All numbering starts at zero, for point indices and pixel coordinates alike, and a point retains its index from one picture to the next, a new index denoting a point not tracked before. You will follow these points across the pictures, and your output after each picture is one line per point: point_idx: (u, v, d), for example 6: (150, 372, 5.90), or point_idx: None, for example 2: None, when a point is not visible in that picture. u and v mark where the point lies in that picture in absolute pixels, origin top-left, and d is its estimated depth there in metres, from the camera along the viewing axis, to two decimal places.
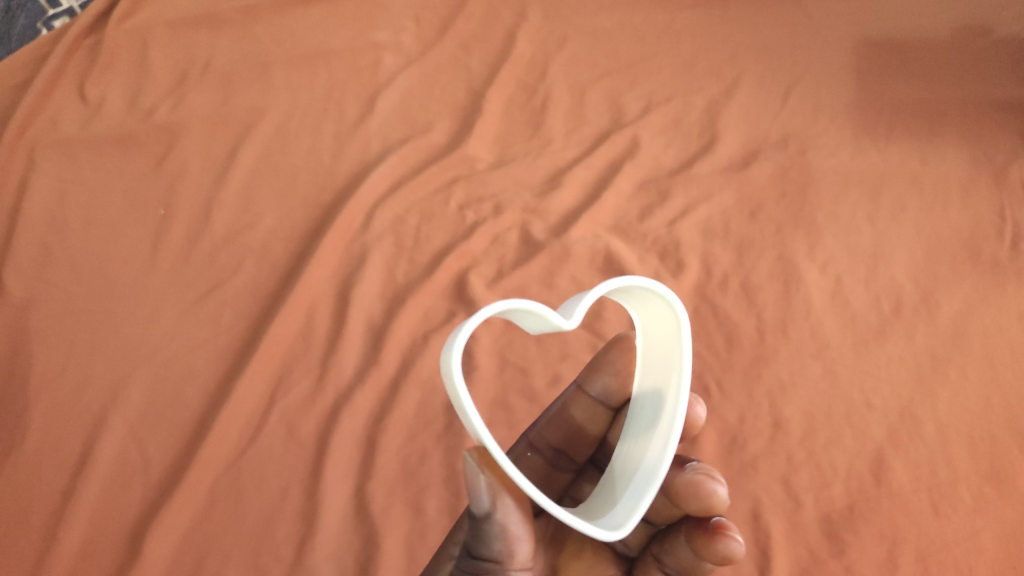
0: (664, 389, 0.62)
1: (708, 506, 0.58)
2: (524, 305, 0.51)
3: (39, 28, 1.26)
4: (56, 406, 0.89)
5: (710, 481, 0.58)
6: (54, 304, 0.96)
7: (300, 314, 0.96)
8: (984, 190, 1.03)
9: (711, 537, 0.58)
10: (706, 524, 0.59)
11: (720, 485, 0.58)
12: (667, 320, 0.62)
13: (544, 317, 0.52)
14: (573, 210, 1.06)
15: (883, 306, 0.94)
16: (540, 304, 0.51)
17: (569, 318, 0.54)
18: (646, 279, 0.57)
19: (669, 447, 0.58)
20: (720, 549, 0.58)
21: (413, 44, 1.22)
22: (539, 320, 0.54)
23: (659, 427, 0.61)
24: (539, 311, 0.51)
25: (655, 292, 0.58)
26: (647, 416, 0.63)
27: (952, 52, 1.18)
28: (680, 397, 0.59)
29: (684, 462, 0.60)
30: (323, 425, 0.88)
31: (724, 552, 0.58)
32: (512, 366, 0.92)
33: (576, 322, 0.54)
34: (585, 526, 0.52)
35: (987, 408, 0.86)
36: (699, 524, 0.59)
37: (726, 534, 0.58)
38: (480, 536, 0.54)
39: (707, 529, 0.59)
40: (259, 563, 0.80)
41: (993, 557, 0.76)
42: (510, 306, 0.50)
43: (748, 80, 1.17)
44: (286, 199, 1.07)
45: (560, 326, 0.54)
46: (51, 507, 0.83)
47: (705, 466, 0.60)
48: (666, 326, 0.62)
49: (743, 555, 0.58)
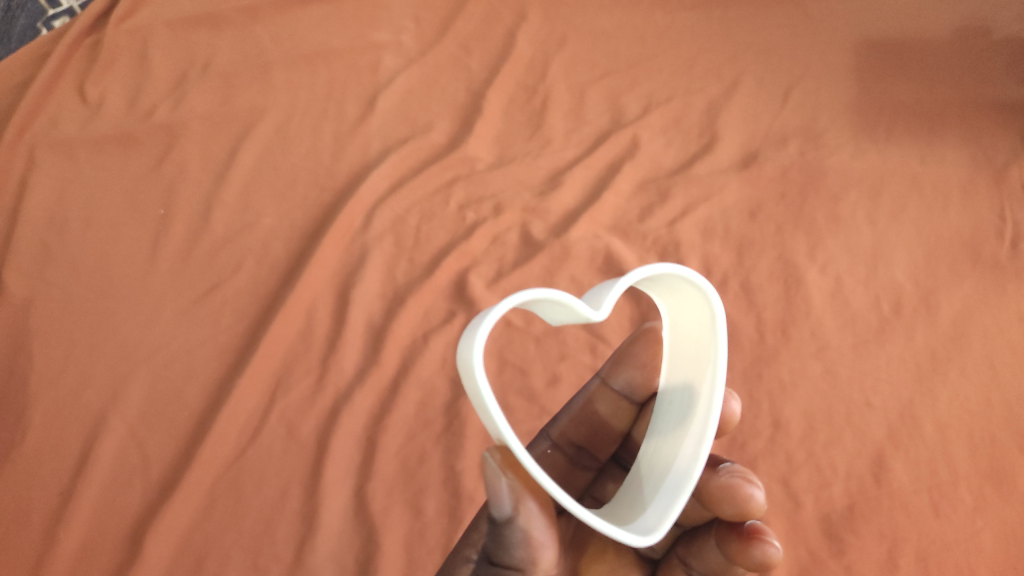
0: (698, 384, 0.60)
1: (744, 511, 0.58)
2: (549, 295, 0.50)
3: (38, 28, 1.26)
4: (56, 406, 0.89)
5: (747, 484, 0.58)
6: (54, 304, 0.96)
7: (301, 314, 0.96)
8: (984, 191, 1.03)
9: (747, 542, 0.57)
10: (740, 528, 0.59)
11: (757, 489, 0.58)
12: (700, 311, 0.60)
13: (571, 308, 0.51)
14: (572, 210, 1.06)
15: (883, 306, 0.94)
16: (565, 294, 0.50)
17: (598, 308, 0.52)
18: (680, 269, 0.55)
19: (703, 447, 0.57)
20: (757, 554, 0.57)
21: (413, 44, 1.22)
22: (566, 311, 0.53)
23: (693, 425, 0.59)
24: (566, 302, 0.50)
25: (689, 280, 0.57)
26: (678, 414, 0.62)
27: (952, 52, 1.18)
28: (716, 392, 0.58)
29: (717, 464, 0.60)
30: (323, 424, 0.88)
31: (761, 557, 0.57)
32: (511, 366, 0.91)
33: (605, 312, 0.52)
34: (615, 531, 0.51)
35: (987, 408, 0.85)
36: (734, 528, 0.59)
37: (762, 539, 0.57)
38: (501, 541, 0.54)
39: (742, 535, 0.58)
40: (259, 563, 0.80)
41: (993, 557, 0.76)
42: (534, 296, 0.49)
43: (749, 80, 1.17)
44: (286, 200, 1.07)
45: (588, 317, 0.52)
46: (51, 507, 0.83)
47: (739, 468, 0.59)
48: (700, 317, 0.60)
49: (779, 561, 0.57)
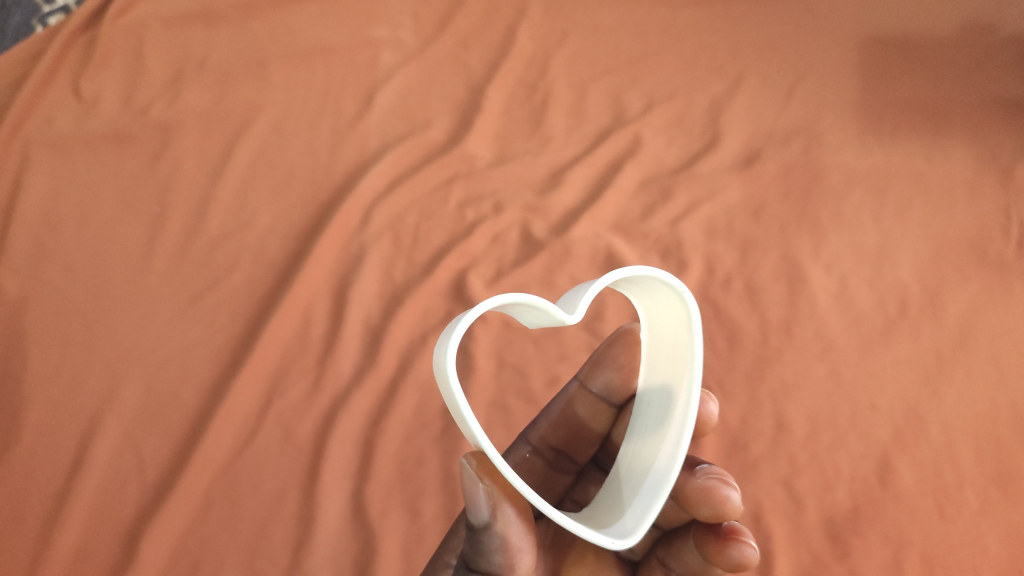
0: (676, 386, 0.59)
1: (721, 513, 0.56)
2: (523, 299, 0.50)
3: (33, 25, 1.24)
4: (50, 407, 0.88)
5: (723, 486, 0.57)
6: (48, 303, 0.95)
7: (298, 314, 0.95)
8: (990, 190, 1.02)
9: (723, 543, 0.56)
10: (718, 529, 0.58)
11: (733, 490, 0.57)
12: (677, 313, 0.59)
13: (545, 312, 0.51)
14: (573, 209, 1.04)
15: (888, 306, 0.93)
16: (539, 297, 0.50)
17: (573, 312, 0.52)
18: (656, 270, 0.55)
19: (680, 450, 0.56)
20: (734, 555, 0.56)
21: (412, 40, 1.21)
22: (541, 315, 0.53)
23: (669, 427, 0.58)
24: (540, 305, 0.50)
25: (665, 283, 0.55)
26: (656, 416, 0.61)
27: (956, 50, 1.17)
28: (692, 394, 0.57)
29: (694, 466, 0.59)
30: (320, 426, 0.87)
31: (738, 558, 0.56)
32: (510, 367, 0.90)
33: (579, 316, 0.52)
34: (590, 533, 0.51)
35: (993, 409, 0.84)
36: (710, 529, 0.58)
37: (739, 539, 0.56)
38: (478, 548, 0.53)
39: (719, 535, 0.57)
40: (255, 567, 0.79)
41: (1000, 561, 0.75)
42: (508, 300, 0.49)
43: (751, 78, 1.16)
44: (284, 198, 1.05)
45: (563, 320, 0.52)
46: (44, 510, 0.82)
47: (717, 470, 0.58)
48: (677, 318, 0.59)
49: (756, 562, 0.56)
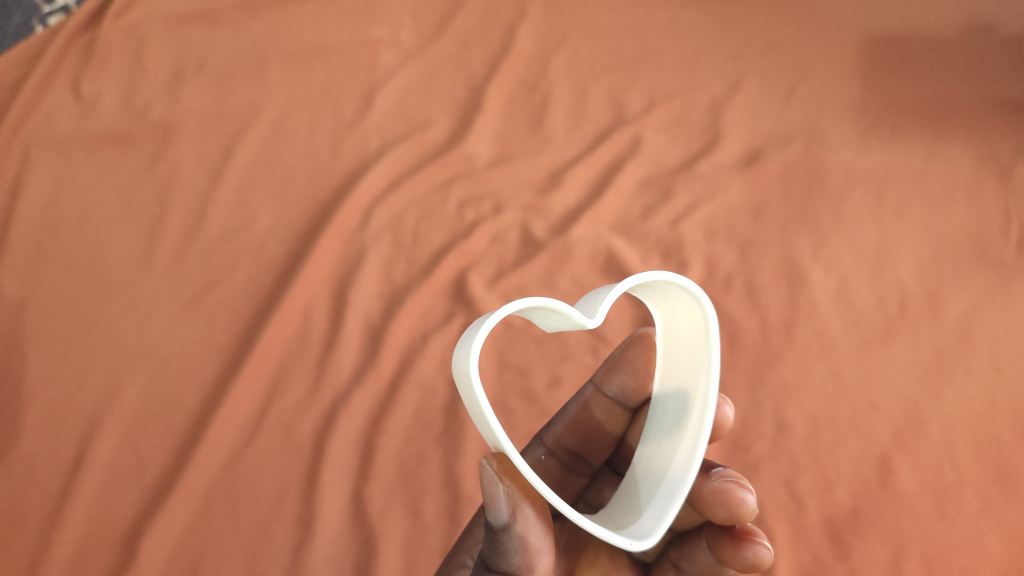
0: (692, 390, 0.59)
1: (735, 516, 0.56)
2: (545, 303, 0.50)
3: (33, 25, 1.23)
4: (52, 407, 0.88)
5: (738, 488, 0.57)
6: (48, 306, 0.95)
7: (298, 314, 0.95)
8: (990, 190, 1.02)
9: (738, 544, 0.57)
10: (732, 530, 0.58)
11: (748, 493, 0.57)
12: (694, 316, 0.59)
13: (565, 315, 0.51)
14: (573, 209, 1.05)
15: (888, 307, 0.93)
16: (559, 301, 0.50)
17: (593, 316, 0.52)
18: (674, 275, 0.54)
19: (696, 454, 0.56)
20: (748, 555, 0.56)
21: (412, 40, 1.21)
22: (560, 318, 0.53)
23: (686, 430, 0.58)
24: (561, 309, 0.50)
25: (683, 288, 0.55)
26: (671, 419, 0.61)
27: (955, 50, 1.17)
28: (709, 397, 0.57)
29: (709, 469, 0.59)
30: (321, 426, 0.87)
31: (752, 559, 0.56)
32: (512, 367, 0.90)
33: (599, 320, 0.52)
34: (609, 536, 0.51)
35: (993, 409, 0.84)
36: (724, 530, 0.59)
37: (753, 540, 0.57)
38: (497, 548, 0.52)
39: (733, 537, 0.58)
40: (257, 567, 0.79)
41: (1000, 560, 0.75)
42: (530, 304, 0.49)
43: (751, 79, 1.15)
44: (283, 198, 1.06)
45: (582, 324, 0.52)
46: (46, 510, 0.82)
47: (732, 472, 0.58)
48: (692, 322, 0.59)
49: (770, 562, 0.57)
